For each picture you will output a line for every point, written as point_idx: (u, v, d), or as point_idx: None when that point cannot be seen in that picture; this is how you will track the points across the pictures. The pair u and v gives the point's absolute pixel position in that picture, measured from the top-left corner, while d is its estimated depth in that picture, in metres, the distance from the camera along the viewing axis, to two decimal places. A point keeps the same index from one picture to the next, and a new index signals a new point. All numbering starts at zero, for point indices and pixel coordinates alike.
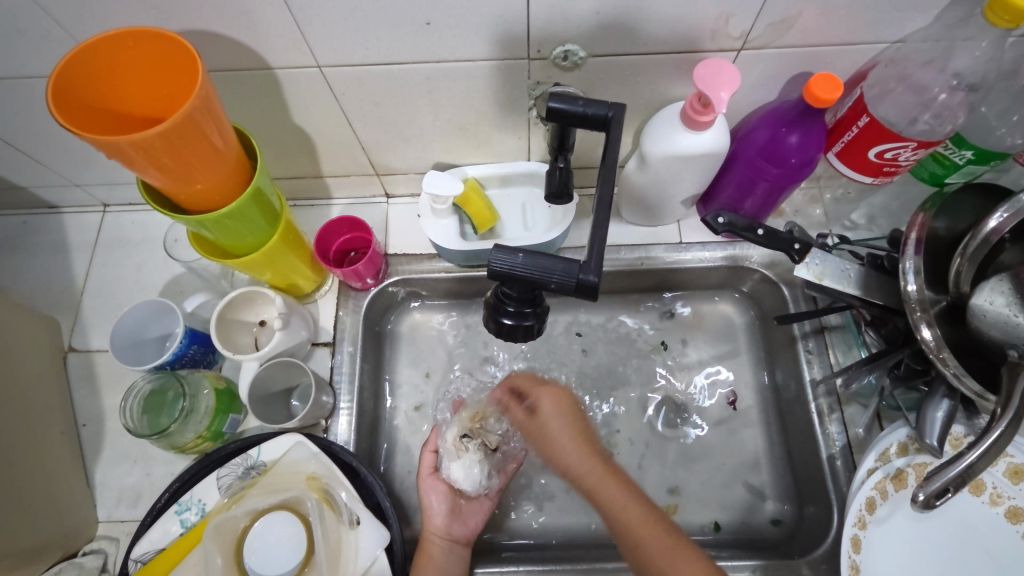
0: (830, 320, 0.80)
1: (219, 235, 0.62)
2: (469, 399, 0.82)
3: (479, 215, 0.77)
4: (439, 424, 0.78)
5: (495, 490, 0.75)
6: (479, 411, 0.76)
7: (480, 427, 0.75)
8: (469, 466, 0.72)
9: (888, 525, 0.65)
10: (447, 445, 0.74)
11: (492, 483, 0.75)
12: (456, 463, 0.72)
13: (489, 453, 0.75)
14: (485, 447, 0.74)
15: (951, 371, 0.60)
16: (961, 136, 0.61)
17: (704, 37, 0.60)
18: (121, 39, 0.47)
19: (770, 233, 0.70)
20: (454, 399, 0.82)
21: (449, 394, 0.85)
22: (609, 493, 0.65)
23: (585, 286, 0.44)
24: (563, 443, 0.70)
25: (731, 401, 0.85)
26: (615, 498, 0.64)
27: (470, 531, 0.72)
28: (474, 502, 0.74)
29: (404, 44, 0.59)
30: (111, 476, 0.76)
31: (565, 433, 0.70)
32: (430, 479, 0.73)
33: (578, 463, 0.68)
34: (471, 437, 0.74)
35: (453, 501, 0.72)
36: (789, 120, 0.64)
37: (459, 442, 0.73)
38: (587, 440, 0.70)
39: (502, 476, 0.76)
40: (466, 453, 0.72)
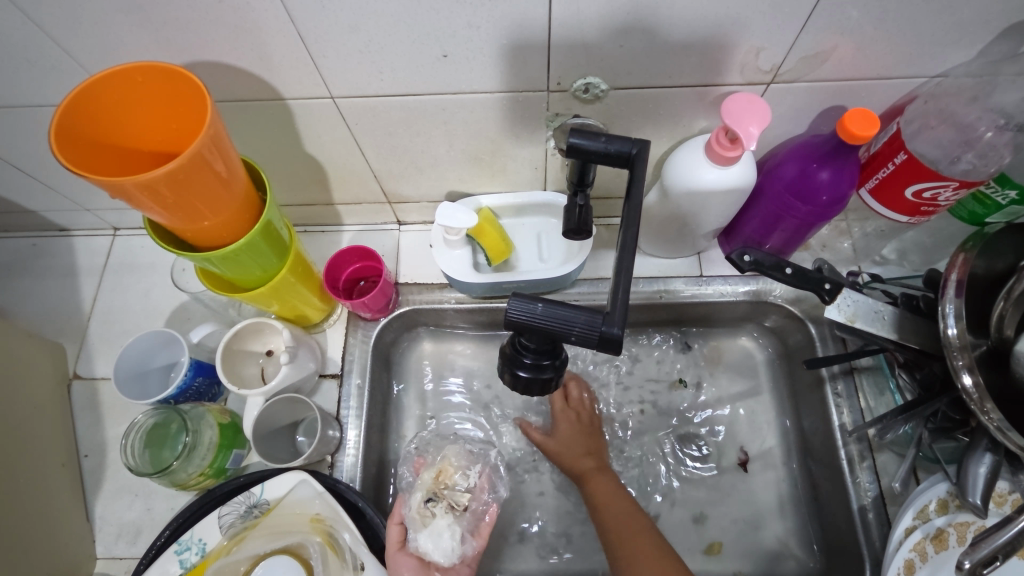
0: (860, 361, 0.76)
1: (225, 270, 0.60)
2: (431, 455, 0.75)
3: (493, 247, 0.75)
4: (401, 494, 0.70)
5: (472, 556, 0.66)
6: (440, 469, 0.71)
7: (441, 485, 0.69)
8: (438, 534, 0.64)
9: None
10: (412, 514, 0.66)
11: (468, 548, 0.66)
12: (424, 533, 0.65)
13: (459, 515, 0.67)
14: (454, 509, 0.67)
15: (994, 424, 0.56)
16: (1005, 175, 0.58)
17: (732, 70, 0.57)
18: (129, 75, 0.45)
19: (799, 271, 0.66)
20: (415, 459, 0.75)
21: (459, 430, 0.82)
22: (596, 478, 0.73)
23: (609, 339, 0.41)
24: (567, 434, 0.78)
25: (743, 460, 0.80)
26: (603, 485, 0.73)
27: None
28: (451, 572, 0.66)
29: (420, 75, 0.58)
30: (111, 511, 0.74)
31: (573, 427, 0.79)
32: (398, 556, 0.64)
33: (577, 451, 0.76)
34: (434, 501, 0.67)
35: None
36: (820, 156, 0.61)
37: (423, 510, 0.66)
38: (592, 438, 0.78)
39: (478, 540, 0.67)
40: (432, 520, 0.65)
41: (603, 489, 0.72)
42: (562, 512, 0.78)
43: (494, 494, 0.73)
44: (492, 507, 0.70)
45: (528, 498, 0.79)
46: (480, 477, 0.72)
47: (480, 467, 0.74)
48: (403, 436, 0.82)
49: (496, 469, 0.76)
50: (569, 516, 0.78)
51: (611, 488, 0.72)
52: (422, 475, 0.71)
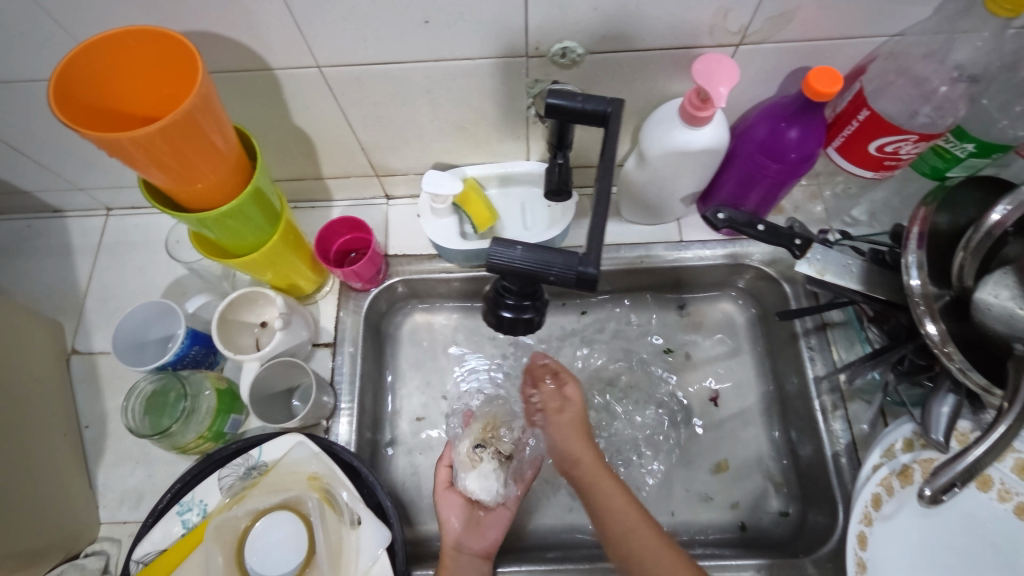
0: (832, 317, 0.79)
1: (219, 234, 0.62)
2: (477, 411, 0.80)
3: (479, 215, 0.77)
4: (452, 439, 0.77)
5: (514, 500, 0.72)
6: (489, 422, 0.76)
7: (491, 435, 0.75)
8: (485, 476, 0.71)
9: (893, 522, 0.64)
10: (460, 457, 0.73)
11: (510, 492, 0.72)
12: (472, 474, 0.71)
13: (504, 461, 0.73)
14: (500, 455, 0.73)
15: (956, 365, 0.59)
16: (962, 129, 0.62)
17: (702, 32, 0.60)
18: (122, 39, 0.47)
19: (771, 228, 0.70)
20: (465, 412, 0.80)
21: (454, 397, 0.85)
22: (603, 480, 0.66)
23: (585, 278, 0.44)
24: (568, 424, 0.71)
25: (714, 397, 0.84)
26: (610, 490, 0.65)
27: (489, 544, 0.69)
28: (493, 513, 0.71)
29: (403, 43, 0.60)
30: (113, 478, 0.76)
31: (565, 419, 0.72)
32: (446, 494, 0.71)
33: (582, 452, 0.68)
34: (484, 446, 0.73)
35: (470, 515, 0.70)
36: (789, 115, 0.64)
37: (471, 454, 0.72)
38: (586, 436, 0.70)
39: (521, 486, 0.74)
40: (480, 463, 0.71)
41: (610, 497, 0.64)
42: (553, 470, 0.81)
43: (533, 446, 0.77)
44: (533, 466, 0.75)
45: None
46: (521, 431, 0.78)
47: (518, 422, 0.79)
48: (397, 402, 0.85)
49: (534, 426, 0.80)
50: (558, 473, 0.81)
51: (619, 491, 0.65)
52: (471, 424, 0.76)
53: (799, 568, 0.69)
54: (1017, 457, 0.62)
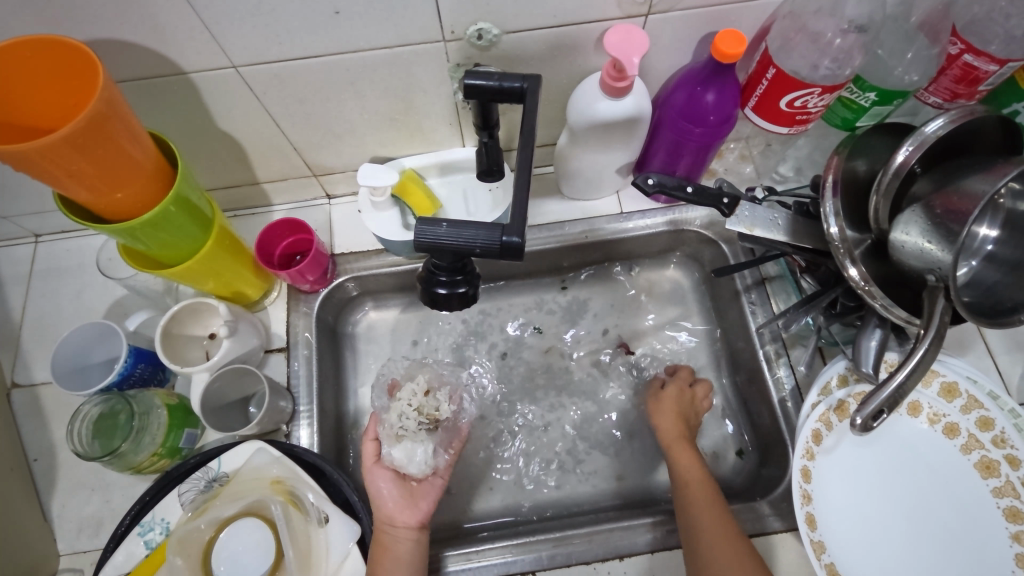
0: (769, 271, 0.82)
1: (149, 245, 0.61)
2: (403, 378, 0.80)
3: (419, 204, 0.78)
4: (377, 412, 0.76)
5: (444, 468, 0.74)
6: (423, 387, 0.75)
7: (421, 402, 0.73)
8: (411, 449, 0.71)
9: (835, 454, 0.67)
10: (387, 431, 0.72)
11: (440, 462, 0.74)
12: (397, 448, 0.71)
13: (432, 430, 0.73)
14: (428, 424, 0.73)
15: (879, 302, 0.63)
16: (860, 79, 0.66)
17: (611, 5, 0.62)
18: (16, 49, 0.46)
19: (698, 190, 0.71)
20: (389, 381, 0.80)
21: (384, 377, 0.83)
22: (684, 451, 0.74)
23: (509, 248, 0.45)
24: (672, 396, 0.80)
25: (624, 347, 0.89)
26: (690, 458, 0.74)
27: (422, 514, 0.70)
28: (425, 483, 0.73)
29: (317, 36, 0.59)
30: (69, 508, 0.74)
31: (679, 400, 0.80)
32: (375, 468, 0.72)
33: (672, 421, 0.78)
34: (410, 417, 0.71)
35: (402, 487, 0.71)
36: (702, 79, 0.66)
37: (395, 428, 0.72)
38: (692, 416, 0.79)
39: (450, 453, 0.75)
40: (406, 437, 0.71)
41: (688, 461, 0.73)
42: (519, 448, 0.83)
43: (463, 410, 0.80)
44: (466, 424, 0.79)
45: (482, 442, 0.84)
46: (451, 396, 0.79)
47: (450, 388, 0.80)
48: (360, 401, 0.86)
49: (465, 389, 0.83)
50: (524, 451, 0.83)
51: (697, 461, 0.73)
52: (400, 393, 0.74)
53: (756, 510, 0.72)
54: (942, 381, 0.66)
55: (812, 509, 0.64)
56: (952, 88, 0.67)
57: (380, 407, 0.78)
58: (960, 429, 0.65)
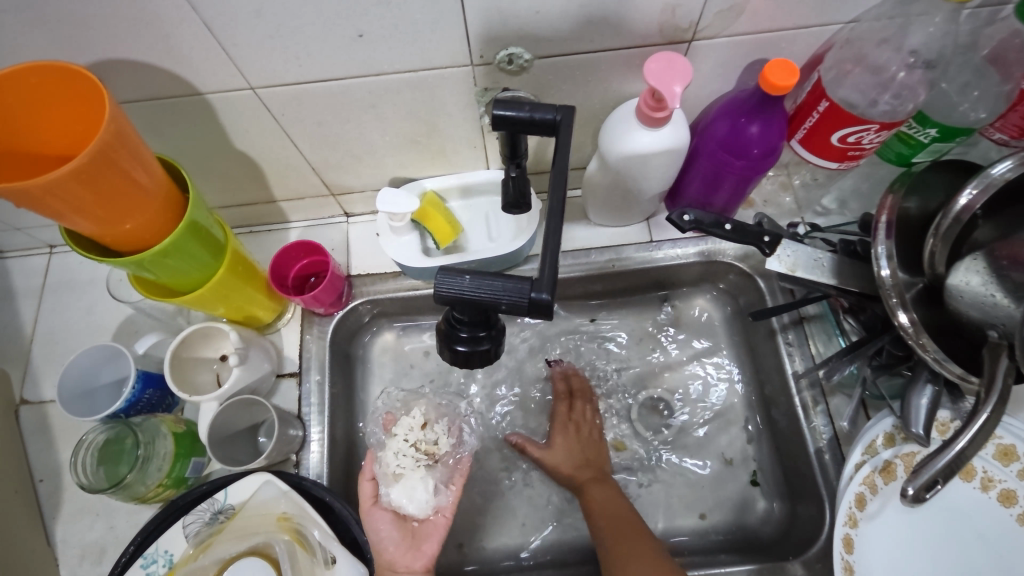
0: (808, 310, 0.78)
1: (159, 274, 0.59)
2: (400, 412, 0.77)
3: (440, 230, 0.74)
4: (375, 448, 0.73)
5: (448, 506, 0.71)
6: (420, 421, 0.73)
7: (416, 437, 0.71)
8: (410, 488, 0.69)
9: (880, 520, 0.63)
10: (384, 470, 0.70)
11: (443, 500, 0.70)
12: (396, 488, 0.69)
13: (431, 466, 0.71)
14: (426, 459, 0.71)
15: (932, 356, 0.58)
16: (923, 115, 0.61)
17: (653, 30, 0.57)
18: (21, 76, 0.43)
19: (738, 227, 0.66)
20: (385, 415, 0.76)
21: (381, 413, 0.78)
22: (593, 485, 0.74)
23: (539, 304, 0.41)
24: (563, 448, 0.78)
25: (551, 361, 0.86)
26: (603, 495, 0.73)
27: (426, 558, 0.68)
28: (428, 523, 0.70)
29: (338, 59, 0.56)
30: (72, 533, 0.72)
31: (572, 433, 0.79)
32: (374, 511, 0.69)
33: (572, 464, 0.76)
34: (407, 455, 0.70)
35: (402, 528, 0.70)
36: (747, 111, 0.62)
37: (392, 467, 0.70)
38: (593, 449, 0.79)
39: (453, 490, 0.71)
40: (405, 476, 0.69)
41: (603, 499, 0.72)
42: (534, 486, 0.80)
43: (463, 444, 0.77)
44: (467, 458, 0.75)
45: (497, 477, 0.80)
46: (450, 429, 0.76)
47: (449, 419, 0.77)
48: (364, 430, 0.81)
49: (464, 420, 0.79)
50: (539, 490, 0.79)
51: (610, 497, 0.72)
52: (396, 428, 0.72)
53: (788, 570, 0.67)
54: (997, 443, 0.62)
55: None
56: (1021, 125, 0.61)
57: (376, 444, 0.74)
58: (1018, 498, 0.60)
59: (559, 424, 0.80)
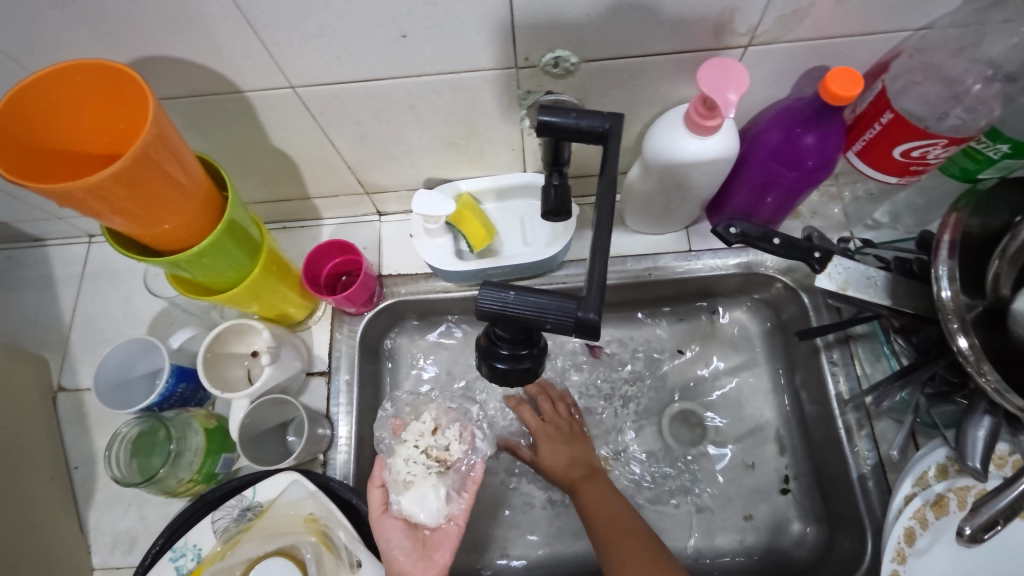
0: (855, 329, 0.74)
1: (195, 273, 0.59)
2: (409, 417, 0.72)
3: (475, 233, 0.73)
4: (382, 455, 0.69)
5: (460, 514, 0.66)
6: (431, 426, 0.69)
7: (427, 443, 0.67)
8: (422, 496, 0.64)
9: (930, 557, 0.59)
10: (394, 478, 0.65)
11: (455, 508, 0.66)
12: (407, 496, 0.64)
13: (443, 473, 0.66)
14: (438, 466, 0.66)
15: (992, 385, 0.53)
16: (996, 129, 0.56)
17: (708, 34, 0.55)
18: (67, 74, 0.43)
19: (788, 241, 0.64)
20: (393, 420, 0.72)
21: (388, 415, 0.73)
22: (582, 484, 0.71)
23: (585, 325, 0.40)
24: (548, 450, 0.75)
25: (590, 350, 0.84)
26: (593, 493, 0.70)
27: (438, 567, 0.63)
28: (440, 531, 0.66)
29: (380, 59, 0.55)
30: (105, 521, 0.73)
31: (555, 435, 0.77)
32: (384, 520, 0.64)
33: (564, 466, 0.74)
34: (417, 462, 0.66)
35: (414, 537, 0.64)
36: (803, 120, 0.59)
37: (402, 474, 0.65)
38: (578, 446, 0.76)
39: (465, 497, 0.67)
40: (415, 484, 0.64)
41: (594, 496, 0.69)
42: (561, 497, 0.78)
43: (475, 450, 0.70)
44: (479, 463, 0.69)
45: (522, 485, 0.79)
46: (462, 434, 0.70)
47: (460, 424, 0.71)
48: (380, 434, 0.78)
49: (477, 426, 0.73)
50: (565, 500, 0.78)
51: (602, 494, 0.70)
52: (404, 435, 0.68)
53: None
54: None
55: None
56: None
57: (384, 450, 0.70)
58: None
59: (538, 428, 0.78)
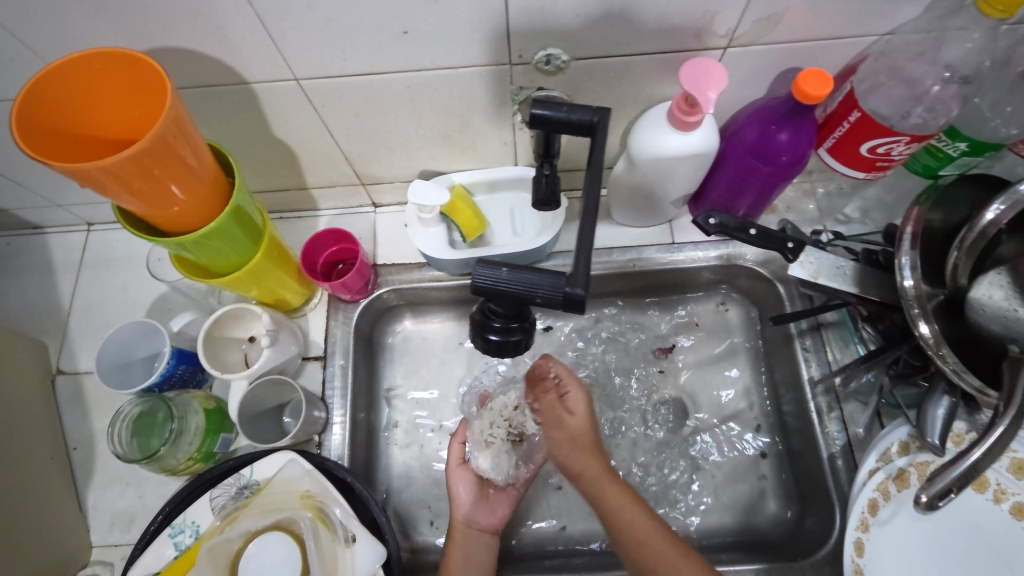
0: (827, 317, 0.79)
1: (201, 255, 0.61)
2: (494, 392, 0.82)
3: (467, 223, 0.76)
4: (469, 417, 0.78)
5: (523, 481, 0.74)
6: (514, 401, 0.76)
7: (510, 415, 0.75)
8: (497, 456, 0.72)
9: (891, 526, 0.64)
10: (475, 436, 0.74)
11: (519, 474, 0.74)
12: (483, 454, 0.73)
13: (517, 442, 0.74)
14: (514, 436, 0.74)
15: (951, 367, 0.59)
16: (954, 128, 0.61)
17: (690, 36, 0.58)
18: (88, 61, 0.46)
19: (763, 232, 0.68)
20: (481, 393, 0.82)
21: (476, 387, 0.85)
22: (607, 487, 0.64)
23: (573, 299, 0.43)
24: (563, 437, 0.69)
25: (663, 350, 0.86)
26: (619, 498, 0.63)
27: (497, 520, 0.72)
28: (502, 492, 0.74)
29: (383, 53, 0.58)
30: (103, 500, 0.75)
31: (577, 426, 0.68)
32: (458, 470, 0.73)
33: (579, 456, 0.66)
34: (499, 427, 0.74)
35: (479, 492, 0.73)
36: (778, 118, 0.63)
37: (484, 434, 0.73)
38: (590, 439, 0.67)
39: (530, 467, 0.75)
40: (493, 444, 0.73)
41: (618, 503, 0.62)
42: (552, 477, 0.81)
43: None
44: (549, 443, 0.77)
45: None
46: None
47: None
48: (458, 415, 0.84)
49: None
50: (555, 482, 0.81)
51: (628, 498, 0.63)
52: (492, 404, 0.76)
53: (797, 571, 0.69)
54: (1012, 457, 0.61)
55: None
56: None
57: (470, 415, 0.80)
58: None
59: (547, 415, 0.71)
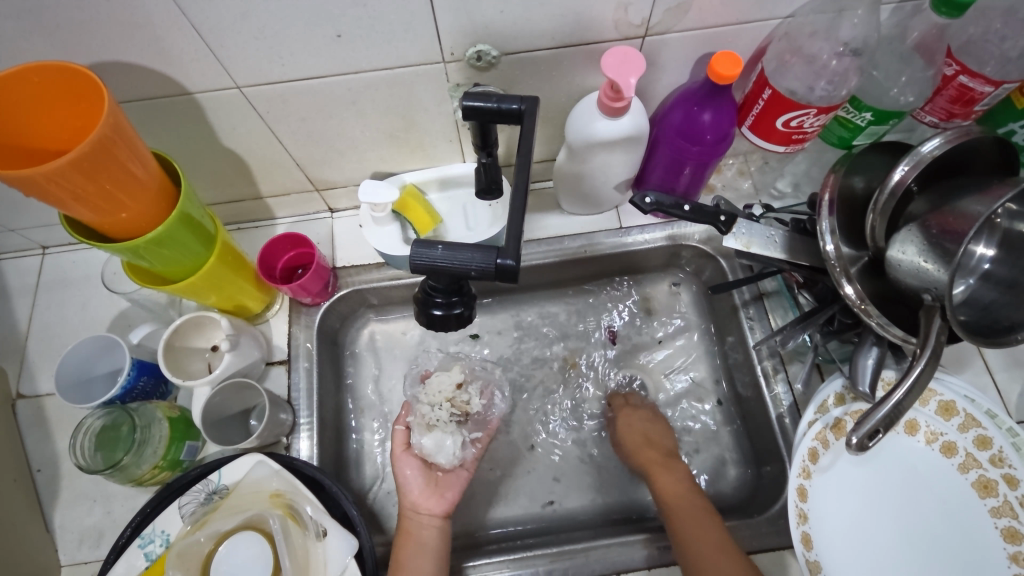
0: (767, 286, 0.83)
1: (155, 263, 0.63)
2: (437, 368, 0.83)
3: (419, 220, 0.79)
4: (411, 399, 0.80)
5: (471, 460, 0.77)
6: (457, 380, 0.77)
7: (452, 395, 0.76)
8: (440, 439, 0.74)
9: (832, 473, 0.68)
10: (419, 419, 0.75)
11: (467, 454, 0.77)
12: (428, 437, 0.74)
13: (461, 422, 0.77)
14: (458, 416, 0.76)
15: (875, 320, 0.63)
16: (858, 99, 0.67)
17: (608, 27, 0.63)
18: (26, 74, 0.47)
19: (696, 208, 0.71)
20: (421, 370, 0.82)
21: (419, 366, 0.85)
22: (667, 479, 0.74)
23: (504, 270, 0.46)
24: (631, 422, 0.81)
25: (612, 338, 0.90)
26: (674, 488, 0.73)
27: (447, 503, 0.74)
28: (451, 474, 0.76)
29: (320, 57, 0.60)
30: (71, 518, 0.75)
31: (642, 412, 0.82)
32: (403, 455, 0.75)
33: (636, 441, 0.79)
34: (443, 409, 0.75)
35: (426, 475, 0.75)
36: (699, 99, 0.67)
37: (427, 417, 0.75)
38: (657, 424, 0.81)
39: (477, 446, 0.78)
40: (437, 428, 0.74)
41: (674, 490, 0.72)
42: (520, 461, 0.84)
43: (494, 405, 0.82)
44: (494, 419, 0.80)
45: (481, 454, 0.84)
46: (482, 391, 0.81)
47: (481, 382, 0.82)
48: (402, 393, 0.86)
49: (498, 385, 0.84)
50: (523, 465, 0.83)
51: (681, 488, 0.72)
52: (432, 382, 0.77)
53: (755, 527, 0.72)
54: (938, 400, 0.67)
55: (808, 528, 0.66)
56: (948, 108, 0.68)
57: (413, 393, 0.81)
58: (958, 448, 0.66)
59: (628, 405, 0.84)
